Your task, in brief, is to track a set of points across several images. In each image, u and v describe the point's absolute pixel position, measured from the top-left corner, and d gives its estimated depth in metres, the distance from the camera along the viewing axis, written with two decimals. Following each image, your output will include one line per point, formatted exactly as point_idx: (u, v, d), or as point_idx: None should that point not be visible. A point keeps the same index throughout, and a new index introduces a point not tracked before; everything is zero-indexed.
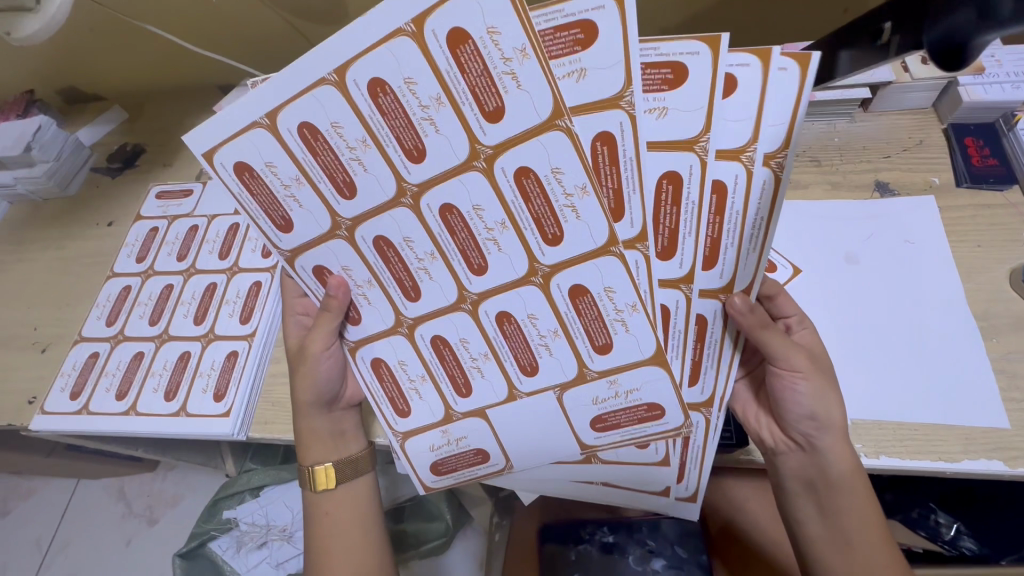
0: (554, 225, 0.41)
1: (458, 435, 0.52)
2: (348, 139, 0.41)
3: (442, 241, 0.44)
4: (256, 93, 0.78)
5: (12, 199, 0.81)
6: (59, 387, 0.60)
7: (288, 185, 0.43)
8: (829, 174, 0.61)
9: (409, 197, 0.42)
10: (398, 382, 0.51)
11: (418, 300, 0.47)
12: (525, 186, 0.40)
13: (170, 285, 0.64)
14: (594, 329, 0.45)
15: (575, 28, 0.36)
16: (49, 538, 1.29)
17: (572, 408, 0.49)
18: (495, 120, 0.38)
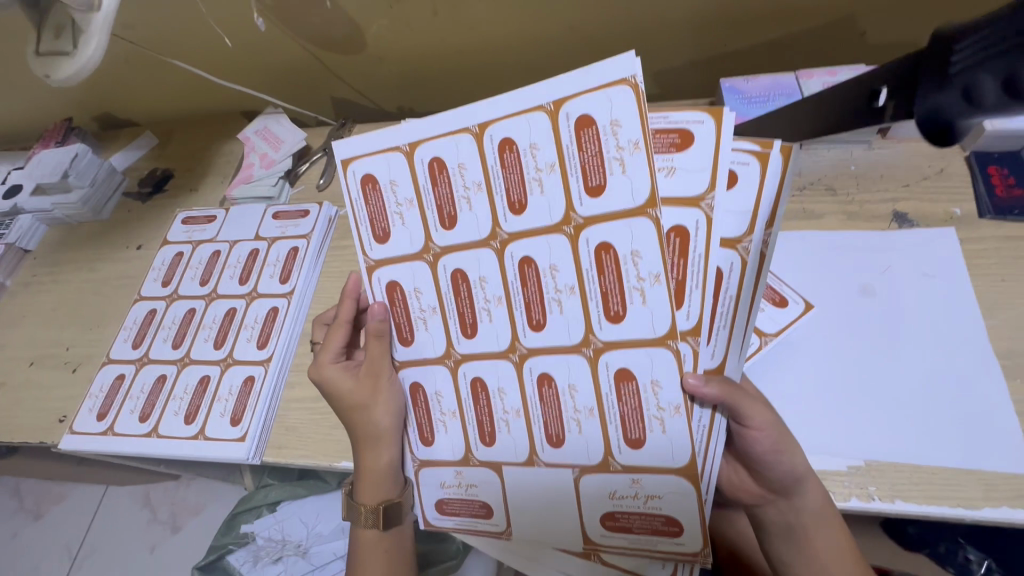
0: (619, 304, 0.44)
1: (470, 480, 0.52)
2: (464, 179, 0.46)
3: (513, 289, 0.47)
4: (277, 121, 0.80)
5: (50, 222, 0.85)
6: (87, 407, 0.63)
7: (401, 200, 0.48)
8: (845, 203, 0.60)
9: (497, 242, 0.47)
10: (430, 407, 0.52)
11: (473, 337, 0.49)
12: (603, 260, 0.44)
13: (193, 309, 0.67)
14: (631, 421, 0.46)
15: (674, 134, 0.45)
16: (78, 542, 1.34)
17: (591, 476, 0.48)
18: (597, 193, 0.43)
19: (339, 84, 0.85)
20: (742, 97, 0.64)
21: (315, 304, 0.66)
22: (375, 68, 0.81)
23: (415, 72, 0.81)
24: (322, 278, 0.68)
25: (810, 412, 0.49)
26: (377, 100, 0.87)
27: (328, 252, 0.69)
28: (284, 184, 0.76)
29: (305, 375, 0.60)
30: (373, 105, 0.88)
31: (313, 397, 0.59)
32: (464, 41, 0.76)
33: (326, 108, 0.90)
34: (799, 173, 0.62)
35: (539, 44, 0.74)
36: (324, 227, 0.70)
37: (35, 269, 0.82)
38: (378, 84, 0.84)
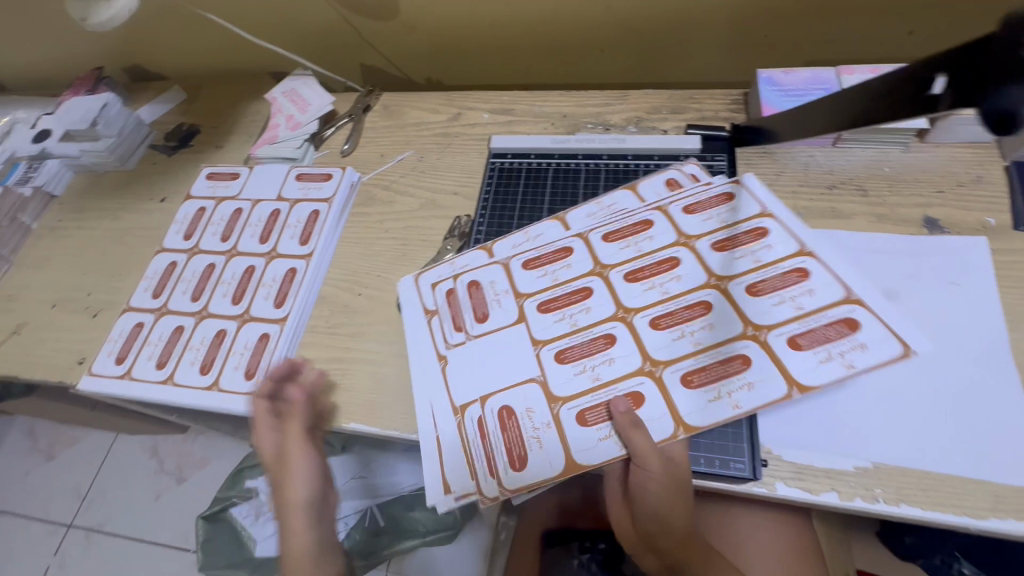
0: (733, 373, 0.49)
1: (502, 303, 0.58)
2: (717, 218, 0.58)
3: (650, 260, 0.57)
4: (306, 83, 0.80)
5: (76, 168, 0.86)
6: (106, 351, 0.64)
7: (704, 202, 0.59)
8: (875, 205, 0.58)
9: (717, 280, 0.54)
10: (558, 258, 0.59)
11: (630, 284, 0.56)
12: (759, 354, 0.49)
13: (213, 265, 0.68)
14: (620, 404, 0.50)
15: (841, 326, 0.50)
16: (87, 485, 1.38)
17: (552, 377, 0.53)
18: (754, 294, 0.52)
19: (368, 50, 0.84)
20: (779, 89, 0.63)
21: (333, 268, 0.66)
22: (406, 37, 0.81)
23: (446, 44, 0.81)
24: (341, 243, 0.68)
25: (820, 411, 0.49)
26: (405, 69, 0.87)
27: (349, 217, 0.70)
28: (309, 147, 0.76)
29: (318, 337, 0.61)
30: (400, 74, 0.88)
31: (325, 358, 0.60)
32: (498, 15, 0.74)
33: (354, 74, 0.89)
34: (830, 171, 0.61)
35: (574, 22, 0.73)
36: (346, 192, 0.70)
37: (61, 214, 0.83)
38: (407, 54, 0.84)
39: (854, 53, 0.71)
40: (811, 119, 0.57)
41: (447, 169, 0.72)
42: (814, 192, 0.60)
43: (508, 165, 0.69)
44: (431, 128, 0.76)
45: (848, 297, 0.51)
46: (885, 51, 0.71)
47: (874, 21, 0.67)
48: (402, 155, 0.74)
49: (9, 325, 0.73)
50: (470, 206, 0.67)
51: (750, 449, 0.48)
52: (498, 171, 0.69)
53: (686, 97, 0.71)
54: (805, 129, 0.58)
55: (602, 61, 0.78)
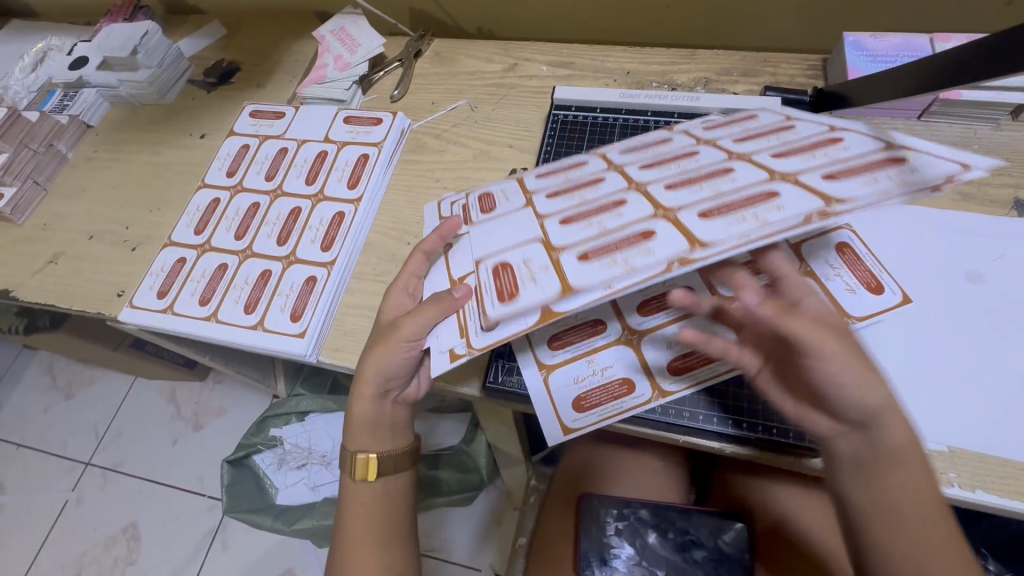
0: (739, 206, 0.39)
1: (510, 197, 0.51)
2: (769, 126, 0.49)
3: (683, 158, 0.46)
4: (355, 22, 0.77)
5: (113, 99, 0.83)
6: (147, 284, 0.63)
7: (755, 119, 0.50)
8: (961, 183, 0.55)
9: (739, 155, 0.44)
10: (579, 162, 0.52)
11: (648, 167, 0.47)
12: (776, 195, 0.38)
13: (257, 204, 0.65)
14: (616, 246, 0.41)
15: (881, 161, 0.39)
16: (105, 426, 1.39)
17: (546, 233, 0.45)
18: (831, 178, 0.38)
19: None
20: (866, 54, 0.59)
21: (381, 215, 0.64)
22: None
23: None
24: (390, 190, 0.66)
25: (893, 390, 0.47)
26: (457, 17, 0.83)
27: (399, 164, 0.67)
28: (357, 90, 0.73)
29: (366, 284, 0.59)
30: (451, 22, 0.84)
31: (373, 305, 0.58)
32: None
33: (403, 19, 0.85)
34: None
35: None
36: (396, 137, 0.68)
37: (97, 145, 0.80)
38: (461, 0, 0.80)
39: (944, 22, 0.67)
40: (893, 85, 0.52)
41: (502, 120, 0.68)
42: None
43: (571, 118, 0.66)
44: (485, 78, 0.72)
45: (893, 143, 0.40)
46: (978, 23, 0.66)
47: None
48: (454, 104, 0.71)
49: (46, 254, 0.71)
50: (526, 160, 0.64)
51: None
52: (557, 125, 0.65)
53: (760, 59, 0.67)
54: (883, 93, 0.54)
55: (669, 18, 0.74)
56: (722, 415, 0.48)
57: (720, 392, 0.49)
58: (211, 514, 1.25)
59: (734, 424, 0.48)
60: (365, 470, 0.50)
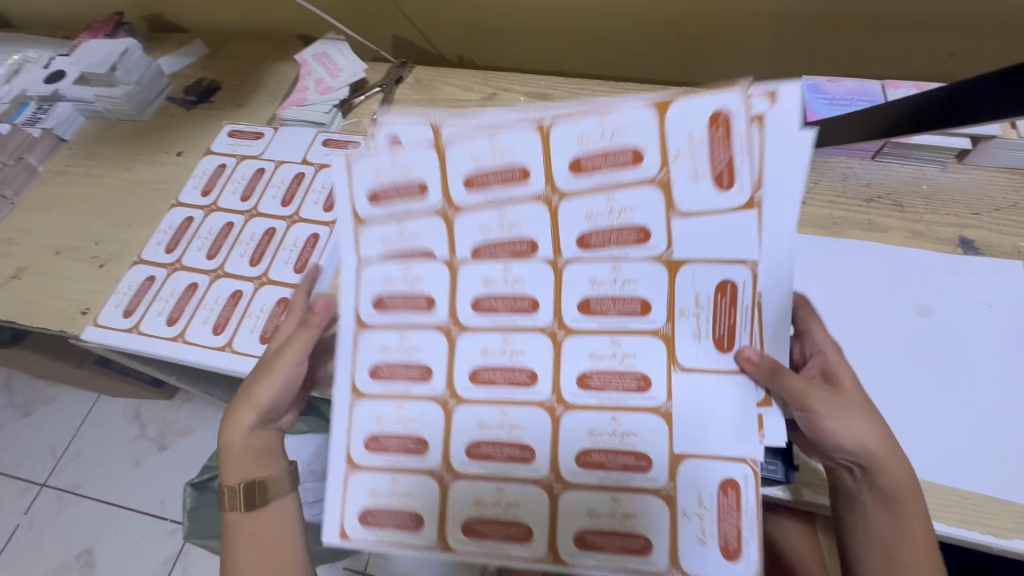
0: (484, 374, 0.44)
1: (504, 146, 0.38)
2: (692, 162, 0.36)
3: (502, 295, 0.43)
4: (337, 48, 0.78)
5: (89, 114, 0.83)
6: (113, 303, 0.62)
7: (501, 446, 0.44)
8: (912, 222, 0.58)
9: (561, 331, 0.43)
10: (631, 390, 0.42)
11: (431, 307, 0.44)
12: (483, 373, 0.44)
13: (231, 224, 0.65)
14: (398, 375, 0.45)
15: (635, 302, 0.41)
16: (64, 446, 1.34)
17: (450, 158, 0.40)
18: (586, 381, 0.43)
19: (403, 21, 0.82)
20: (824, 97, 0.62)
21: None
22: (445, 12, 0.78)
23: (485, 23, 0.79)
24: None
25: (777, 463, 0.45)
26: (438, 45, 0.85)
27: None
28: (336, 113, 0.74)
29: None
30: (433, 50, 0.86)
31: None
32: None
33: (386, 44, 0.87)
34: (869, 184, 0.61)
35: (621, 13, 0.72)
36: None
37: (69, 159, 0.79)
38: (444, 30, 0.82)
39: (901, 67, 0.71)
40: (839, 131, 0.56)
41: None
42: (851, 203, 0.60)
43: None
44: (464, 106, 0.74)
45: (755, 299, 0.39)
46: (929, 72, 0.70)
47: (923, 39, 0.67)
48: None
49: (9, 269, 0.70)
50: None
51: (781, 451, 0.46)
52: None
53: None
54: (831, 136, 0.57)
55: (642, 54, 0.77)
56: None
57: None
58: (171, 539, 1.20)
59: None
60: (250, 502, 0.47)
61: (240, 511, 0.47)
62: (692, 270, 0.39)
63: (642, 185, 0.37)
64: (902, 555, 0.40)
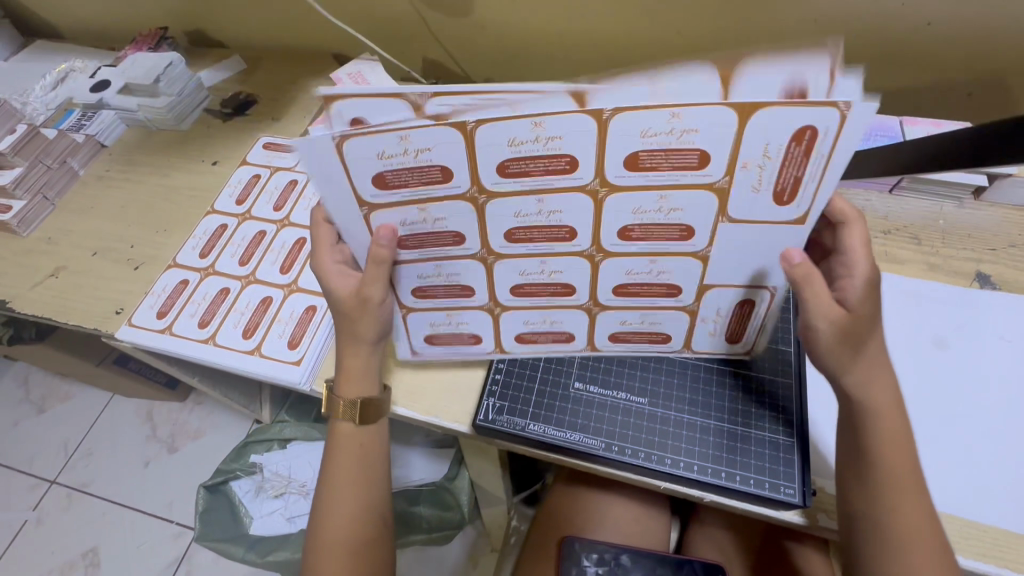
0: (523, 233, 0.41)
1: (554, 133, 0.33)
2: (758, 175, 0.35)
3: (538, 164, 0.35)
4: (371, 69, 0.82)
5: (130, 122, 0.86)
6: (147, 304, 0.64)
7: (543, 285, 0.45)
8: (928, 254, 0.59)
9: (603, 189, 0.37)
10: (675, 239, 0.39)
11: (449, 181, 0.37)
12: (519, 233, 0.41)
13: (263, 232, 0.68)
14: (427, 241, 0.42)
15: (680, 228, 0.39)
16: (76, 444, 1.35)
17: (479, 146, 0.34)
18: (634, 163, 0.34)
19: (435, 45, 0.85)
20: None
21: None
22: (476, 37, 0.81)
23: (514, 50, 0.82)
24: None
25: (797, 453, 0.47)
26: (466, 68, 0.88)
27: None
28: None
29: None
30: (462, 73, 0.89)
31: None
32: (570, 29, 0.76)
33: (416, 66, 0.90)
34: (886, 216, 0.62)
35: (646, 44, 0.75)
36: None
37: (109, 164, 0.82)
38: (473, 54, 0.85)
39: (918, 105, 0.73)
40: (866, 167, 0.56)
41: None
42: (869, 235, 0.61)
43: None
44: None
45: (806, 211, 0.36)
46: (946, 110, 0.72)
47: (940, 79, 0.69)
48: None
49: (48, 267, 0.72)
50: None
51: (800, 475, 0.46)
52: None
53: None
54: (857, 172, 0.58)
55: None
56: (602, 414, 0.50)
57: (568, 360, 0.53)
58: (177, 542, 1.21)
59: (604, 436, 0.49)
60: (363, 415, 0.50)
61: (357, 423, 0.50)
62: (719, 247, 0.40)
63: (701, 188, 0.36)
64: (904, 524, 0.41)
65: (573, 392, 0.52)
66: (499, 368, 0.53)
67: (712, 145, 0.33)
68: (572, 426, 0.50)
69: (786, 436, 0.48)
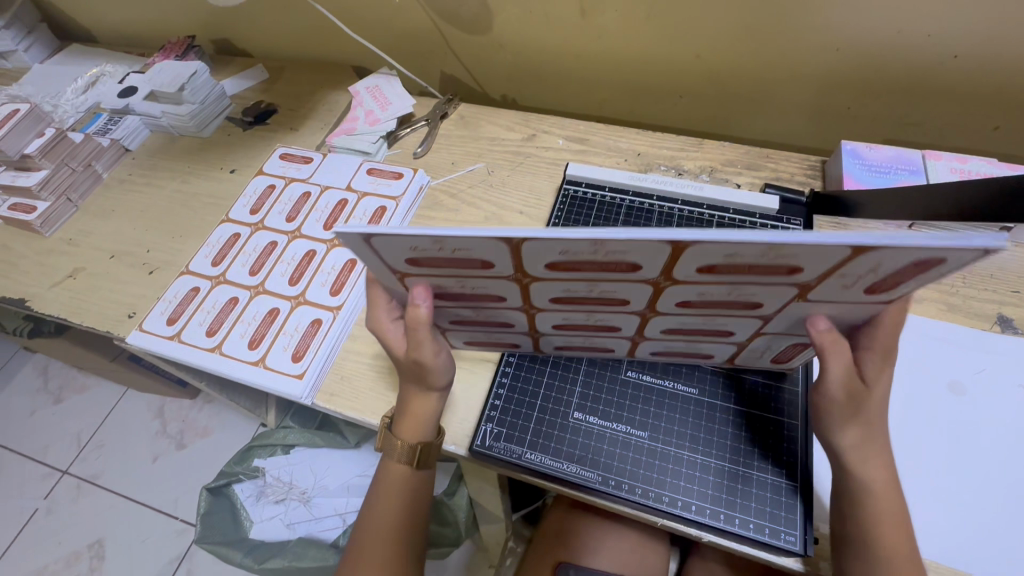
0: (569, 300, 0.42)
1: (616, 249, 0.33)
2: (854, 277, 0.34)
3: (595, 268, 0.36)
4: (389, 82, 0.82)
5: (154, 128, 0.89)
6: (159, 310, 0.65)
7: (586, 326, 0.46)
8: (947, 294, 0.58)
9: (663, 281, 0.37)
10: (737, 309, 0.40)
11: (494, 266, 0.37)
12: (567, 301, 0.42)
13: (275, 243, 0.69)
14: (476, 298, 0.43)
15: (740, 303, 0.39)
16: (88, 435, 1.38)
17: (527, 254, 0.35)
18: (707, 271, 0.35)
19: (453, 60, 0.86)
20: (862, 163, 0.63)
21: None
22: (494, 54, 0.82)
23: (531, 68, 0.82)
24: None
25: (797, 497, 0.46)
26: (483, 83, 0.88)
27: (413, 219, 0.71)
28: (382, 144, 0.78)
29: (366, 331, 0.61)
30: (478, 88, 0.89)
31: (371, 352, 0.59)
32: (587, 50, 0.76)
33: (434, 80, 0.91)
34: None
35: (664, 67, 0.74)
36: (414, 193, 0.72)
37: (132, 168, 0.85)
38: (490, 70, 0.85)
39: (944, 136, 0.71)
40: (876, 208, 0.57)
41: (517, 188, 0.72)
42: None
43: (579, 193, 0.69)
44: (505, 145, 0.77)
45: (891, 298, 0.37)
46: (973, 144, 0.70)
47: (967, 112, 0.67)
48: (473, 166, 0.75)
49: (66, 268, 0.74)
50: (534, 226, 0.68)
51: (801, 522, 0.45)
52: (567, 197, 0.69)
53: (762, 154, 0.71)
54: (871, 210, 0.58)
55: (682, 107, 0.79)
56: (601, 446, 0.50)
57: (569, 389, 0.53)
58: (180, 538, 1.22)
59: (601, 469, 0.49)
60: (420, 459, 0.50)
61: (416, 466, 0.50)
62: (781, 317, 0.40)
63: (784, 286, 0.36)
64: None
65: (572, 423, 0.51)
66: (499, 392, 0.53)
67: (800, 261, 0.32)
68: (570, 457, 0.49)
69: (789, 479, 0.47)
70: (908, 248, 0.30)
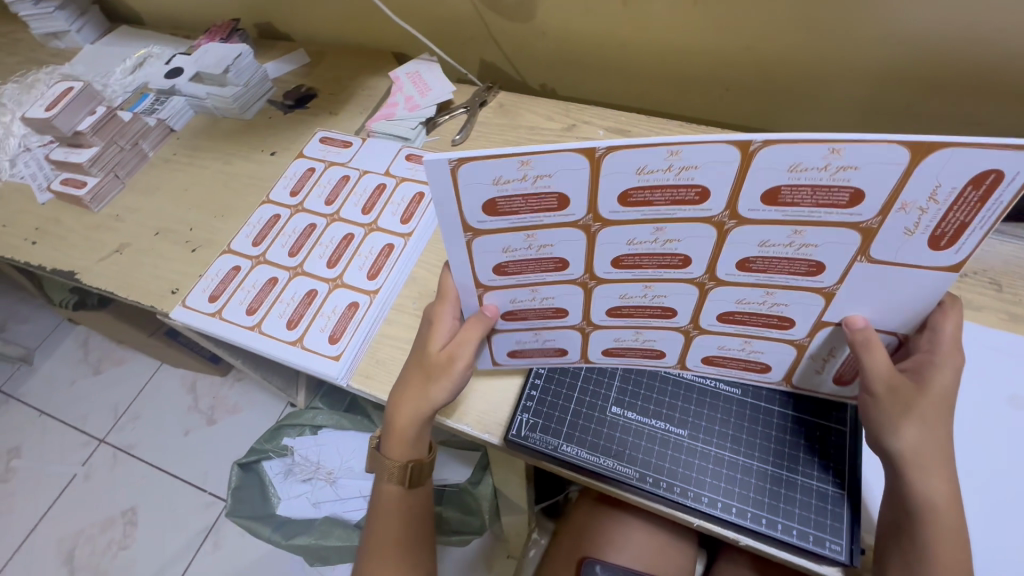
0: (630, 260, 0.40)
1: (690, 163, 0.33)
2: (917, 219, 0.34)
3: (665, 201, 0.35)
4: (429, 69, 0.82)
5: (198, 109, 0.90)
6: (201, 287, 0.67)
7: (642, 308, 0.44)
8: (1010, 302, 0.55)
9: (732, 220, 0.36)
10: (799, 275, 0.38)
11: (563, 208, 0.37)
12: (626, 262, 0.40)
13: (314, 225, 0.69)
14: (533, 266, 0.42)
15: (810, 265, 0.38)
16: (124, 407, 1.43)
17: (604, 174, 0.34)
18: (773, 201, 0.34)
19: (493, 48, 0.85)
20: None
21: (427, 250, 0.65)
22: (535, 42, 0.81)
23: (572, 57, 0.80)
24: None
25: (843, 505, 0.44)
26: (522, 72, 0.87)
27: None
28: (421, 130, 0.77)
29: (401, 316, 0.60)
30: (517, 77, 0.88)
31: (406, 337, 0.59)
32: (633, 39, 0.74)
33: (473, 67, 0.90)
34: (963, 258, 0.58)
35: (712, 58, 0.72)
36: None
37: (177, 148, 0.86)
38: (530, 59, 0.84)
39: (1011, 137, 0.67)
40: None
41: None
42: None
43: None
44: (544, 134, 0.76)
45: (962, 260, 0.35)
46: None
47: None
48: None
49: (113, 244, 0.76)
50: None
51: (847, 531, 0.43)
52: None
53: None
54: None
55: (727, 100, 0.77)
56: (638, 442, 0.49)
57: (606, 383, 0.52)
58: (208, 511, 1.26)
59: (638, 466, 0.48)
60: (411, 476, 0.50)
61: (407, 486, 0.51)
62: (849, 288, 0.39)
63: (846, 228, 0.35)
64: None
65: (609, 417, 0.50)
66: (536, 383, 0.52)
67: (865, 178, 0.32)
68: (606, 452, 0.49)
69: (834, 486, 0.45)
70: (952, 167, 0.31)
